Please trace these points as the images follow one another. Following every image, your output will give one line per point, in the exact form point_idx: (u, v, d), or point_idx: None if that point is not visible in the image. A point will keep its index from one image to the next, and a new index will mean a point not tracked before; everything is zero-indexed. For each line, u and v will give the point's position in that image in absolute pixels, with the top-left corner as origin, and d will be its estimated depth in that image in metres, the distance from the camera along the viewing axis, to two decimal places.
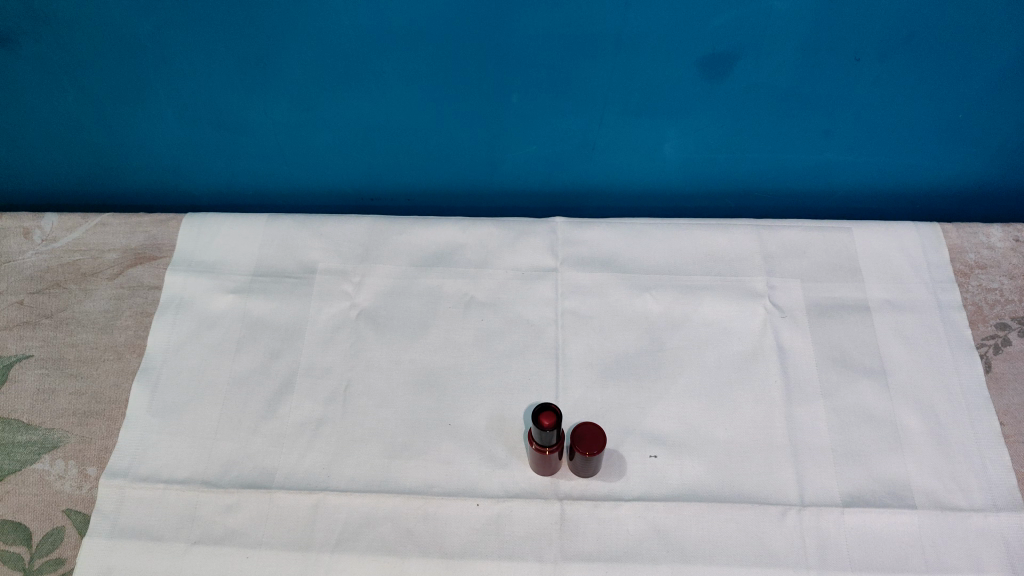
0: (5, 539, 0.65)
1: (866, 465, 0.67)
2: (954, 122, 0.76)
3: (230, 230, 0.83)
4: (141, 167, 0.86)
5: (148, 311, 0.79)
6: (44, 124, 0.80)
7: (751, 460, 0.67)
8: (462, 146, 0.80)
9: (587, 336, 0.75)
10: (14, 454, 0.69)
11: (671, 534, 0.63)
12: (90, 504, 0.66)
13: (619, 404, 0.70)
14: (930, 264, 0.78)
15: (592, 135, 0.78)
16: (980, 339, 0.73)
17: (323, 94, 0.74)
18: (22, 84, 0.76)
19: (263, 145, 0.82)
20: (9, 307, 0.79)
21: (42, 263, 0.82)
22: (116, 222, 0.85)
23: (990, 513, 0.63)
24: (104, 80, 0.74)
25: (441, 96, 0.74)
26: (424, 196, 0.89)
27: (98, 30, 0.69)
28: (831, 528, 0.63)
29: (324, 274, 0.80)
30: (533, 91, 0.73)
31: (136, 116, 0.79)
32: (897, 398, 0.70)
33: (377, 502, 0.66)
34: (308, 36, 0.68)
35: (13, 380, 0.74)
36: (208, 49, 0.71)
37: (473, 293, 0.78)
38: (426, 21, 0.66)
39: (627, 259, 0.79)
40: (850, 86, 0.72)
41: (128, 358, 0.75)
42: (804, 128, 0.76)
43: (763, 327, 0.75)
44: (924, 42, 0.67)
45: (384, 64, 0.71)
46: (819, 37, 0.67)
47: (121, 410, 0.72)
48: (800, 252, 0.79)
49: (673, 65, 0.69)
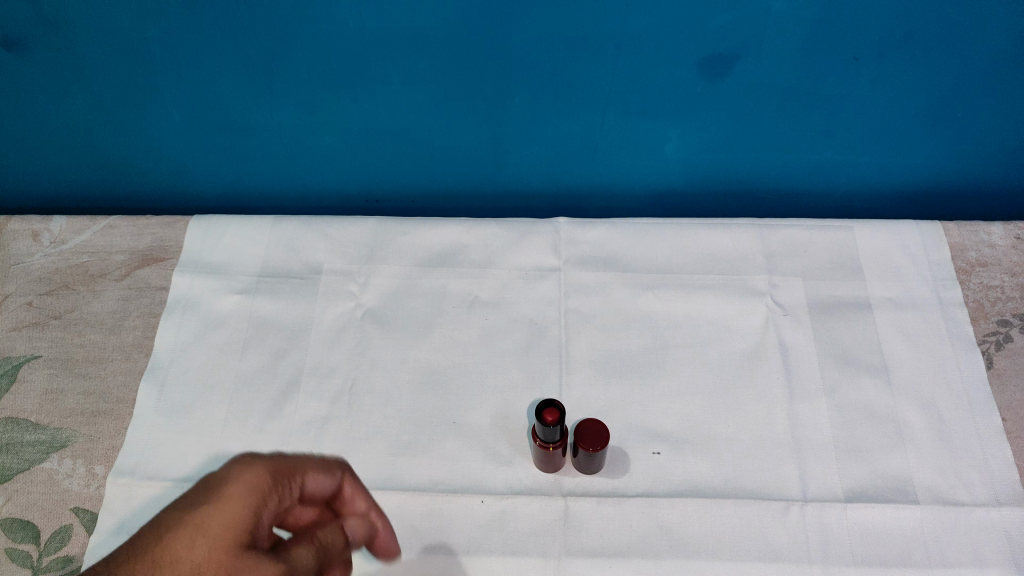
0: (14, 537, 0.65)
1: (868, 460, 0.67)
2: (954, 120, 0.76)
3: (236, 232, 0.84)
4: (148, 170, 0.87)
5: (155, 312, 0.79)
6: (53, 127, 0.81)
7: (754, 457, 0.67)
8: (465, 147, 0.81)
9: (591, 334, 0.75)
10: (22, 453, 0.70)
11: (674, 529, 0.64)
12: (97, 502, 0.67)
13: (623, 402, 0.71)
14: (931, 261, 0.78)
15: (595, 135, 0.78)
16: (982, 336, 0.74)
17: (328, 96, 0.75)
18: (33, 88, 0.77)
19: (268, 148, 0.82)
20: (18, 309, 0.80)
21: (50, 265, 0.83)
22: (123, 224, 0.86)
23: (992, 507, 0.64)
24: (112, 83, 0.75)
25: (445, 97, 0.75)
26: (428, 198, 0.89)
27: (107, 34, 0.70)
28: (834, 522, 0.63)
29: (330, 274, 0.81)
30: (535, 93, 0.74)
31: (144, 119, 0.80)
32: (899, 395, 0.70)
33: (382, 499, 0.66)
34: (312, 39, 0.69)
35: (22, 380, 0.75)
36: (214, 53, 0.71)
37: (478, 292, 0.79)
38: (428, 24, 0.67)
39: (630, 259, 0.80)
40: (850, 85, 0.72)
41: (136, 358, 0.76)
42: (804, 127, 0.77)
43: (765, 324, 0.75)
44: (922, 40, 0.68)
45: (388, 66, 0.71)
46: (818, 36, 0.67)
47: (129, 409, 0.73)
48: (802, 250, 0.80)
49: (674, 65, 0.70)
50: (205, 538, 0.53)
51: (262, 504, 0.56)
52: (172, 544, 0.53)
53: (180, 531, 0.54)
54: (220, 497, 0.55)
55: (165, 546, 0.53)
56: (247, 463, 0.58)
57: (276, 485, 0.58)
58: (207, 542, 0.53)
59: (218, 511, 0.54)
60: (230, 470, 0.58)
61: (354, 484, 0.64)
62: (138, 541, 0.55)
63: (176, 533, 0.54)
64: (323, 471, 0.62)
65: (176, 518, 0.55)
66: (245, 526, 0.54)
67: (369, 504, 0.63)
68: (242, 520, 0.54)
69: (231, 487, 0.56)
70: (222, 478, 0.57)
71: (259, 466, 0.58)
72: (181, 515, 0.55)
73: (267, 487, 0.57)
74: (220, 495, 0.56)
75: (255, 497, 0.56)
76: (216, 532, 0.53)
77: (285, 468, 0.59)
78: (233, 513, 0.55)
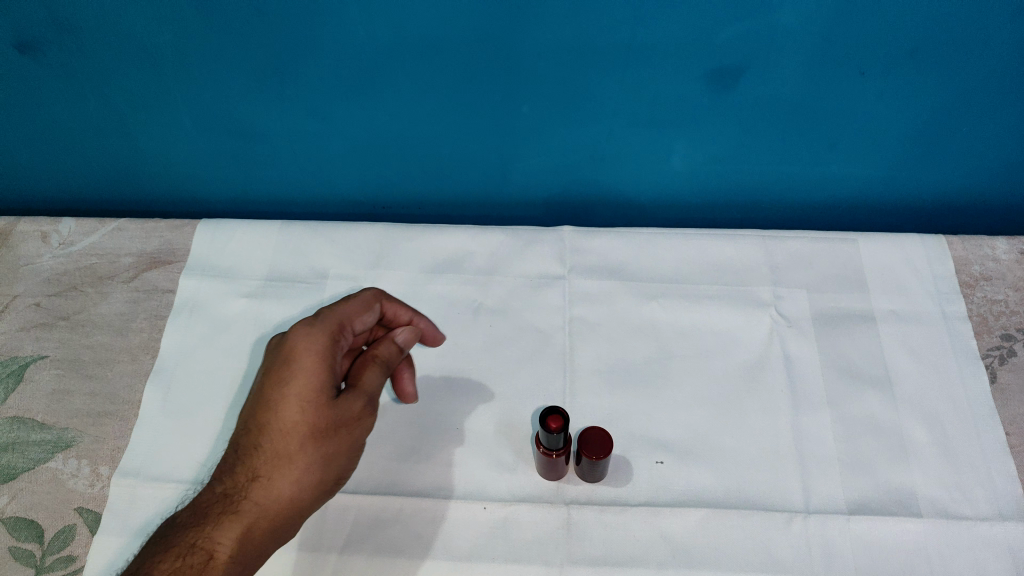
0: (18, 536, 0.66)
1: (872, 473, 0.67)
2: (960, 135, 0.77)
3: (244, 236, 0.85)
4: (158, 173, 0.87)
5: (162, 315, 0.80)
6: (65, 130, 0.82)
7: (757, 467, 0.67)
8: (473, 156, 0.81)
9: (595, 343, 0.75)
10: (28, 452, 0.71)
11: (677, 539, 0.64)
12: (101, 502, 0.67)
13: (626, 411, 0.71)
14: (935, 275, 0.78)
15: (602, 145, 0.79)
16: (985, 350, 0.74)
17: (338, 103, 0.76)
18: (45, 92, 0.77)
19: (277, 153, 0.83)
20: (26, 310, 0.81)
21: (58, 266, 0.84)
22: (132, 227, 0.86)
23: (995, 522, 0.64)
24: (124, 87, 0.76)
25: (453, 106, 0.75)
26: (436, 205, 0.90)
27: (120, 39, 0.71)
28: (837, 535, 0.63)
29: (336, 279, 0.81)
30: (543, 102, 0.74)
31: (155, 123, 0.80)
32: (902, 407, 0.71)
33: (386, 504, 0.66)
34: (322, 46, 0.70)
35: (28, 380, 0.76)
36: (226, 58, 0.72)
37: (483, 299, 0.79)
38: (438, 34, 0.68)
39: (635, 268, 0.80)
40: (856, 98, 0.73)
41: (142, 360, 0.77)
42: (810, 140, 0.77)
43: (769, 335, 0.75)
44: (929, 57, 0.68)
45: (397, 73, 0.72)
46: (825, 51, 0.68)
47: (134, 410, 0.73)
48: (807, 262, 0.80)
49: (681, 77, 0.71)
50: (308, 404, 0.60)
51: (333, 357, 0.61)
52: (280, 413, 0.59)
53: (283, 401, 0.60)
54: (296, 367, 0.60)
55: (274, 414, 0.60)
56: (302, 328, 0.61)
57: (334, 338, 0.62)
58: (311, 405, 0.60)
59: (302, 379, 0.60)
60: (288, 339, 0.61)
61: (389, 303, 0.69)
62: (244, 413, 0.61)
63: (279, 401, 0.60)
64: (362, 310, 0.66)
65: (269, 391, 0.60)
66: (330, 379, 0.61)
67: (409, 312, 0.70)
68: (323, 378, 0.60)
69: (302, 355, 0.60)
70: (288, 346, 0.61)
71: (313, 329, 0.61)
72: (273, 385, 0.60)
73: (330, 344, 0.61)
74: (296, 363, 0.60)
75: (324, 354, 0.61)
76: (312, 396, 0.60)
77: (332, 319, 0.63)
78: (314, 376, 0.60)
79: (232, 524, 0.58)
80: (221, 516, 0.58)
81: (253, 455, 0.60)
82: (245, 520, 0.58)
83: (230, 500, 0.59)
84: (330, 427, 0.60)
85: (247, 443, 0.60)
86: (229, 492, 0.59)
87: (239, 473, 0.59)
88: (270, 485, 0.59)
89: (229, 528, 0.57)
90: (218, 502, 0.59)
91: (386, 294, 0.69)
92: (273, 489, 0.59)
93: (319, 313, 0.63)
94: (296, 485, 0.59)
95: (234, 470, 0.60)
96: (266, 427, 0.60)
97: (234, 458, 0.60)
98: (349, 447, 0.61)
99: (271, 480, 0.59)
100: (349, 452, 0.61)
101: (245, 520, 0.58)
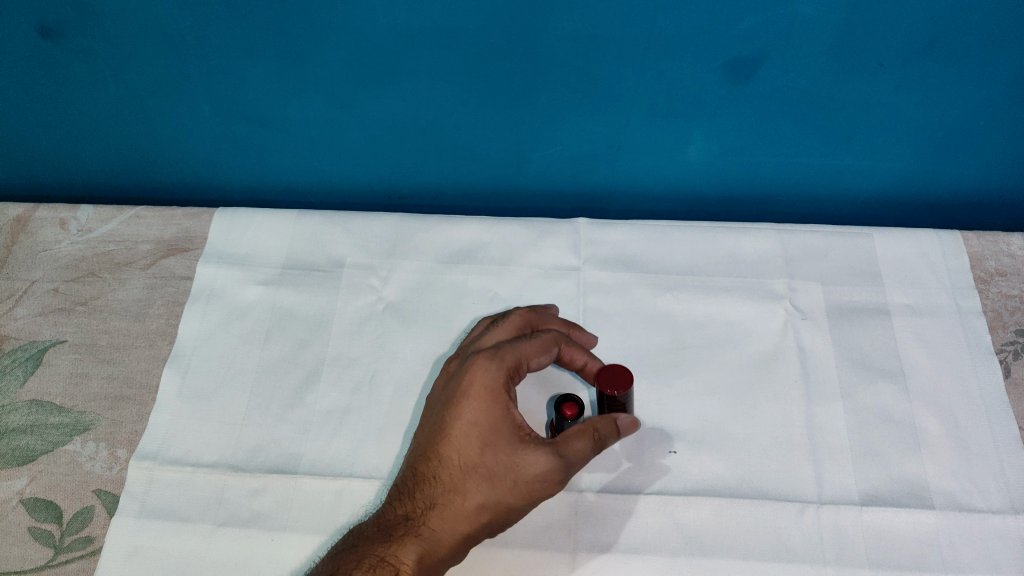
0: (37, 517, 0.67)
1: (885, 465, 0.67)
2: (976, 130, 0.77)
3: (261, 223, 0.85)
4: (176, 160, 0.88)
5: (180, 301, 0.81)
6: (86, 115, 0.83)
7: (770, 457, 0.68)
8: (490, 147, 0.82)
9: (610, 333, 0.76)
10: (46, 435, 0.71)
11: (690, 527, 0.64)
12: (119, 485, 0.68)
13: (640, 400, 0.71)
14: (951, 270, 0.78)
15: (619, 136, 0.79)
16: (999, 345, 0.74)
17: (357, 92, 0.76)
18: (67, 77, 0.78)
19: (296, 142, 0.84)
20: (44, 294, 0.81)
21: (76, 252, 0.85)
22: (149, 214, 0.87)
23: (1008, 515, 0.64)
24: (146, 73, 0.77)
25: (471, 96, 0.76)
26: (451, 197, 0.90)
27: (142, 24, 0.71)
28: (848, 524, 0.64)
29: (352, 268, 0.82)
30: (560, 92, 0.74)
31: (175, 109, 0.81)
32: (916, 400, 0.71)
33: None
34: (341, 34, 0.70)
35: (47, 363, 0.76)
36: (246, 46, 0.73)
37: (498, 289, 0.80)
38: (456, 22, 0.68)
39: (650, 259, 0.81)
40: (874, 91, 0.73)
41: (159, 346, 0.77)
42: (827, 132, 0.78)
43: (784, 327, 0.76)
44: (947, 49, 0.68)
45: (416, 62, 0.72)
46: (844, 43, 0.68)
47: (152, 395, 0.74)
48: (821, 255, 0.80)
49: (699, 68, 0.71)
50: (486, 435, 0.63)
51: (507, 393, 0.65)
52: (457, 442, 0.63)
53: (460, 428, 0.64)
54: (470, 396, 0.65)
55: (451, 445, 0.63)
56: (483, 363, 0.66)
57: (508, 376, 0.66)
58: (490, 440, 0.63)
59: (475, 408, 0.64)
60: (469, 371, 0.66)
61: (568, 349, 0.69)
62: (424, 439, 0.65)
63: (456, 429, 0.64)
64: (541, 350, 0.68)
65: (448, 420, 0.64)
66: (504, 416, 0.64)
67: (586, 356, 0.69)
68: (495, 410, 0.64)
69: (476, 386, 0.65)
70: (467, 379, 0.65)
71: (491, 364, 0.66)
72: (451, 416, 0.64)
73: (505, 380, 0.65)
74: (473, 398, 0.65)
75: (500, 390, 0.65)
76: (488, 427, 0.63)
77: (509, 357, 0.66)
78: (487, 408, 0.64)
79: (412, 546, 0.60)
80: (404, 536, 0.60)
81: (432, 482, 0.63)
82: (428, 541, 0.60)
83: (411, 522, 0.61)
84: (512, 470, 0.62)
85: (426, 471, 0.63)
86: (410, 516, 0.61)
87: (419, 498, 0.62)
88: (448, 513, 0.61)
89: (410, 548, 0.60)
90: (401, 525, 0.61)
91: (568, 338, 0.70)
92: (451, 516, 0.61)
93: (499, 346, 0.67)
94: (476, 512, 0.61)
95: (413, 495, 0.62)
96: (445, 457, 0.63)
97: (412, 483, 0.63)
98: (539, 495, 0.62)
99: (451, 508, 0.61)
100: (535, 499, 0.62)
101: (425, 544, 0.60)
